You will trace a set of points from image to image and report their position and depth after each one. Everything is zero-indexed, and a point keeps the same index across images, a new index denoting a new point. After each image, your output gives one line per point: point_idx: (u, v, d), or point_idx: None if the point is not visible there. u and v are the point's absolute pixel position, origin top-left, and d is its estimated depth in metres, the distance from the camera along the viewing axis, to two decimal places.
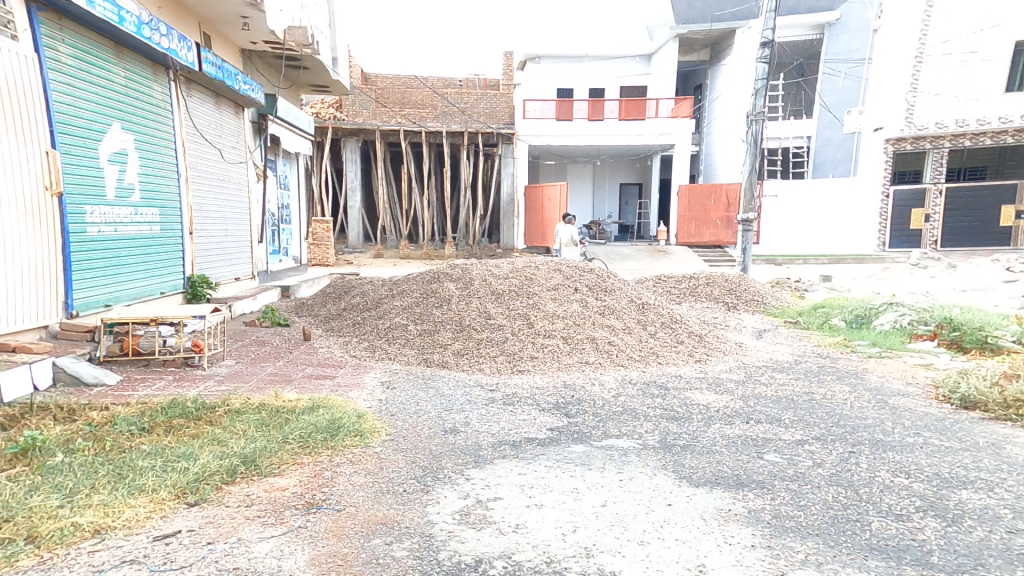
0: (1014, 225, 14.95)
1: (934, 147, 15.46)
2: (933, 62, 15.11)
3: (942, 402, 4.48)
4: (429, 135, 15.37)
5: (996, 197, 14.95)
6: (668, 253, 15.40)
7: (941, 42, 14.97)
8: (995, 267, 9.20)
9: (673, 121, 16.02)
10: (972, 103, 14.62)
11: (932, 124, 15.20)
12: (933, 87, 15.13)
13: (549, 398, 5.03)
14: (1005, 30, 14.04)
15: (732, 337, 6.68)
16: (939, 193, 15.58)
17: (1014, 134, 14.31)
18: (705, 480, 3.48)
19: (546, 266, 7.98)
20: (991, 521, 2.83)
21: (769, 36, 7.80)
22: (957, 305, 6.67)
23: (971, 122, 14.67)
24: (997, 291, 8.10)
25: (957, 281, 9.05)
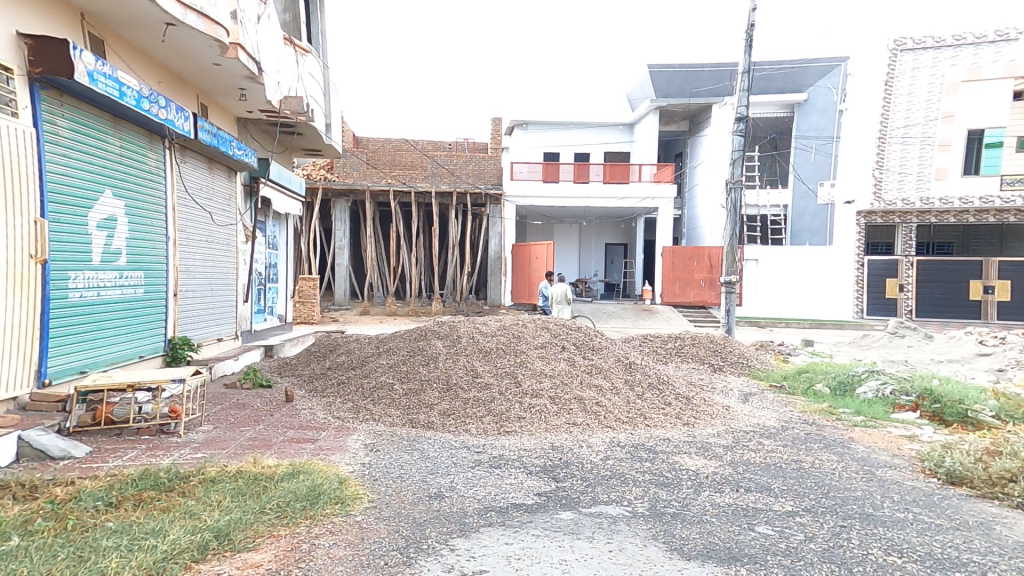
0: (983, 299, 15.91)
1: (904, 222, 16.48)
2: (895, 144, 16.41)
3: (928, 476, 4.52)
4: (418, 195, 15.73)
5: (964, 272, 15.98)
6: (653, 312, 15.65)
7: (901, 126, 16.25)
8: (970, 341, 9.57)
9: (656, 186, 16.68)
10: (933, 183, 15.99)
11: (899, 201, 16.25)
12: (898, 167, 16.37)
13: (537, 461, 4.93)
14: (960, 120, 15.59)
15: (719, 400, 6.68)
16: (911, 264, 16.43)
17: (975, 214, 15.73)
18: (697, 553, 3.40)
19: (534, 324, 8.00)
20: None
21: (743, 113, 8.18)
22: (937, 376, 6.83)
23: (935, 201, 16.00)
24: (974, 363, 8.40)
25: (933, 352, 9.36)
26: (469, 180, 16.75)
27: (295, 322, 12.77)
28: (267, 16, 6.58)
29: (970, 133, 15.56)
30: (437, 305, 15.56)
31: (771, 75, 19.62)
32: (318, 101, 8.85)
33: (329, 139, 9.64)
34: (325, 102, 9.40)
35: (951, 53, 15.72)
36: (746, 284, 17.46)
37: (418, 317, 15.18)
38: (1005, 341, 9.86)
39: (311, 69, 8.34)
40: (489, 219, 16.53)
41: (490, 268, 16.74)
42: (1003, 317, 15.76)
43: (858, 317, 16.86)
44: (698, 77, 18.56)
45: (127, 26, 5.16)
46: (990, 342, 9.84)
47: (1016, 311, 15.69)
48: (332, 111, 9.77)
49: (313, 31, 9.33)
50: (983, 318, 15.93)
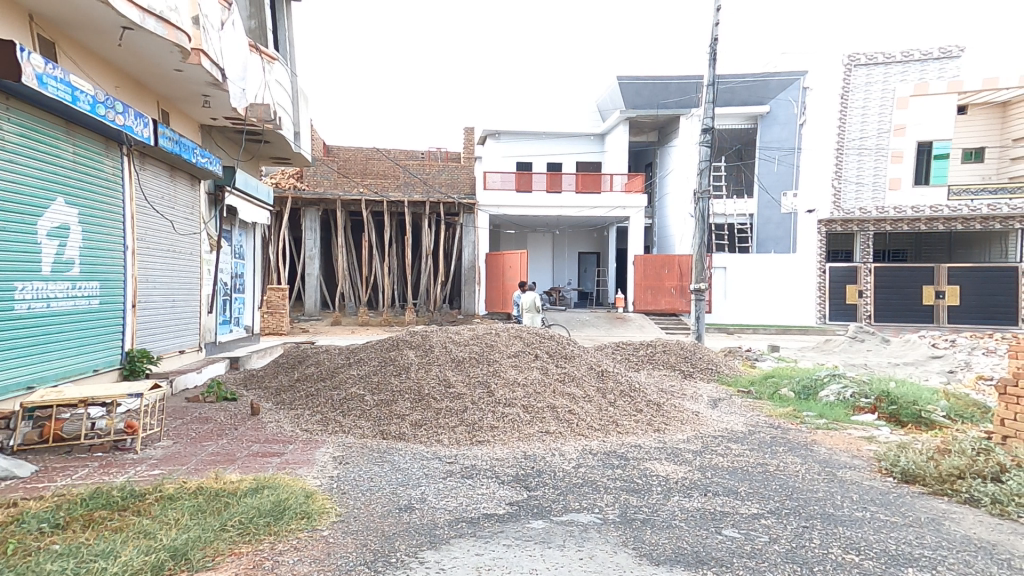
0: (935, 304, 16.49)
1: (861, 230, 17.21)
2: (851, 156, 17.04)
3: (884, 476, 4.66)
4: (391, 204, 15.66)
5: (917, 278, 16.62)
6: (626, 320, 15.83)
7: (857, 138, 16.92)
8: (924, 344, 10.00)
9: (627, 196, 16.97)
10: (888, 193, 16.74)
11: (857, 210, 16.98)
12: (855, 178, 17.02)
13: (509, 470, 4.91)
14: (911, 133, 16.36)
15: (689, 406, 6.75)
16: (869, 271, 17.05)
17: (925, 222, 16.55)
18: (665, 557, 3.45)
19: (507, 333, 7.97)
20: None
21: (709, 124, 8.36)
22: (893, 378, 7.00)
23: (890, 211, 16.70)
24: (926, 365, 8.76)
25: (889, 356, 9.67)
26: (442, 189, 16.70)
27: (263, 333, 12.54)
28: (231, 22, 6.50)
29: (920, 146, 16.38)
30: (411, 315, 15.34)
31: (734, 88, 19.40)
32: (285, 109, 8.75)
33: (297, 148, 9.53)
34: (293, 110, 9.29)
35: (900, 69, 16.54)
36: (715, 292, 17.77)
37: (392, 327, 14.92)
38: (955, 343, 10.33)
39: (277, 77, 8.26)
40: (462, 229, 16.47)
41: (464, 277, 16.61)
42: (953, 321, 16.41)
43: (821, 323, 17.37)
44: (666, 89, 18.70)
45: (79, 29, 5.03)
46: (940, 346, 10.28)
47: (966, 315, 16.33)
48: (300, 120, 9.66)
49: (279, 39, 9.26)
50: (935, 323, 16.56)
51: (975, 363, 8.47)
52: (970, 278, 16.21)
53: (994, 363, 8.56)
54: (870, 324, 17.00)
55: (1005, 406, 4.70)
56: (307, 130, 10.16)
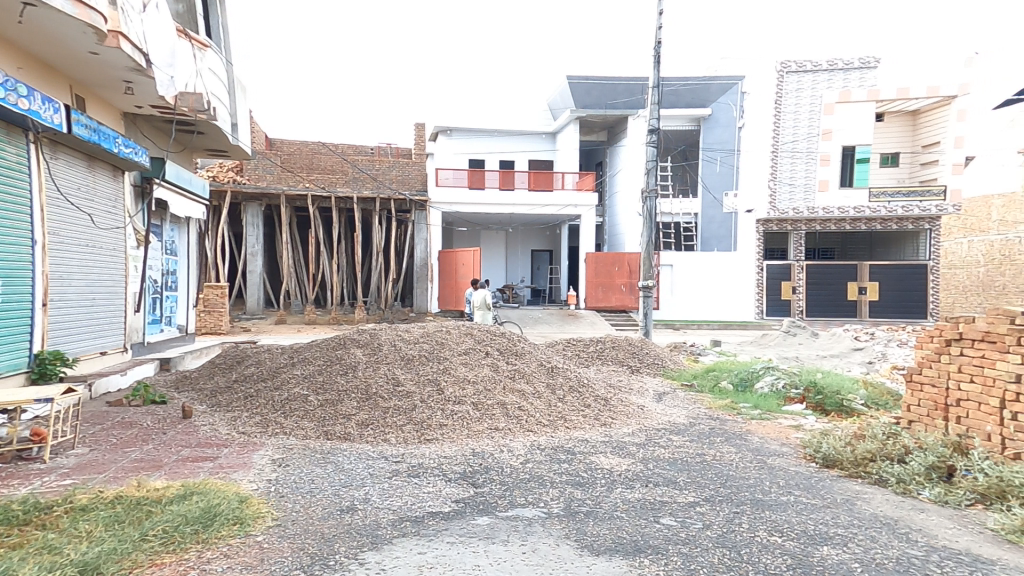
0: (857, 300, 17.69)
1: (794, 229, 17.97)
2: (785, 158, 17.82)
3: (808, 461, 4.95)
4: (339, 200, 15.38)
5: (842, 275, 17.73)
6: (577, 316, 16.11)
7: (789, 142, 17.75)
8: (848, 337, 10.69)
9: (578, 193, 17.23)
10: (817, 194, 17.64)
11: (791, 210, 17.72)
12: (789, 180, 17.82)
13: (456, 468, 4.89)
14: (837, 137, 17.40)
15: (635, 400, 6.93)
16: (801, 268, 17.95)
17: (850, 222, 17.58)
18: (605, 547, 3.53)
19: (458, 330, 7.95)
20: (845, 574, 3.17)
21: (655, 125, 8.58)
22: (820, 369, 7.40)
23: (819, 210, 17.52)
24: (849, 356, 9.36)
25: (818, 348, 10.26)
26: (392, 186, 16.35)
27: (200, 333, 12.10)
28: (155, 5, 6.17)
29: (845, 149, 17.48)
30: (360, 313, 15.06)
31: (678, 91, 19.77)
32: (220, 98, 8.39)
33: (235, 139, 9.17)
34: (229, 100, 8.92)
35: (826, 76, 17.60)
36: (663, 289, 18.20)
37: (338, 326, 14.60)
38: (874, 336, 11.10)
39: (209, 64, 7.88)
40: (415, 226, 16.42)
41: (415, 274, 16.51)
42: (874, 315, 17.66)
43: (759, 318, 18.18)
44: (614, 90, 19.01)
45: None
46: (862, 338, 11.03)
47: (886, 309, 17.57)
48: (238, 110, 9.29)
49: (211, 26, 8.87)
50: (858, 317, 17.72)
51: (891, 354, 9.12)
52: (888, 275, 17.56)
53: (906, 354, 9.29)
54: (802, 318, 17.95)
55: (912, 393, 5.22)
56: (245, 121, 9.77)
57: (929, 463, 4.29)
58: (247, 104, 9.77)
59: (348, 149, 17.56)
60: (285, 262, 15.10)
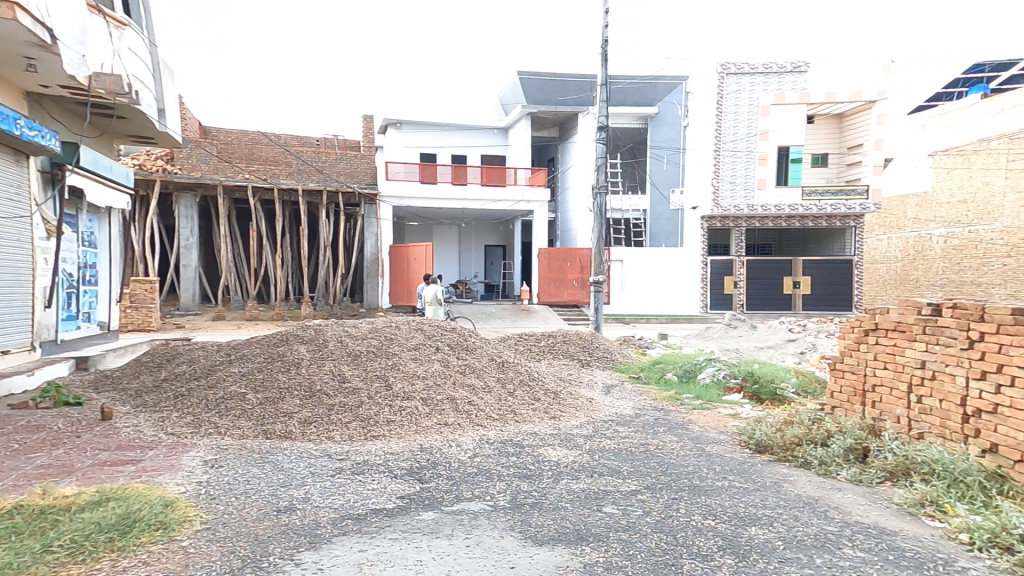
0: (792, 293, 18.54)
1: (736, 226, 18.80)
2: (726, 157, 18.64)
3: (742, 447, 5.24)
4: (282, 192, 14.92)
5: (779, 270, 18.53)
6: (531, 311, 16.22)
7: (729, 141, 18.60)
8: (782, 328, 11.24)
9: (530, 189, 17.32)
10: (756, 193, 18.47)
11: (733, 207, 18.45)
12: (730, 179, 18.57)
13: (403, 464, 4.81)
14: (773, 137, 18.36)
15: (584, 393, 7.02)
16: (743, 264, 18.69)
17: (786, 219, 18.57)
18: (548, 537, 3.56)
19: (407, 326, 7.85)
20: (769, 552, 3.35)
21: (604, 122, 8.72)
22: (757, 360, 7.69)
23: (758, 208, 18.40)
24: (783, 347, 9.82)
25: (756, 340, 10.71)
26: (339, 179, 16.01)
27: (126, 329, 11.55)
28: None
29: (780, 149, 18.46)
30: (306, 309, 14.57)
31: (625, 89, 20.22)
32: (144, 83, 7.96)
33: (161, 126, 8.73)
34: (155, 85, 8.44)
35: (763, 80, 18.41)
36: (613, 284, 18.60)
37: (284, 322, 14.09)
38: (807, 328, 11.70)
39: (130, 48, 7.42)
40: (364, 220, 16.02)
41: (365, 269, 16.20)
42: (807, 307, 18.55)
43: (703, 312, 18.83)
44: (564, 86, 19.22)
45: None
46: (796, 329, 11.61)
47: (819, 302, 18.52)
48: (166, 96, 8.82)
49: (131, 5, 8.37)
50: (793, 310, 18.55)
51: (821, 345, 9.64)
52: (819, 269, 18.48)
53: (835, 344, 9.83)
54: (743, 311, 18.70)
55: (835, 379, 5.82)
56: (174, 107, 9.30)
57: (847, 446, 4.69)
58: (176, 89, 9.30)
59: (291, 140, 16.97)
60: (223, 256, 14.50)
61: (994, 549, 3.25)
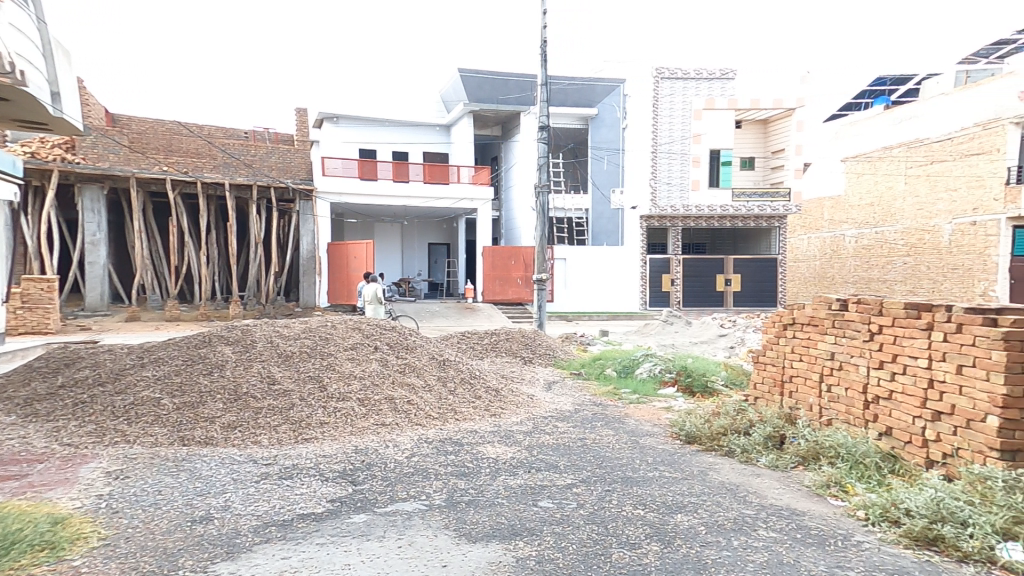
0: (724, 290, 19.42)
1: (672, 225, 19.54)
2: (662, 159, 19.31)
3: (674, 439, 5.43)
4: (206, 186, 14.23)
5: (712, 268, 19.37)
6: (475, 310, 16.18)
7: (665, 143, 19.28)
8: (714, 324, 11.80)
9: (473, 187, 17.35)
10: (690, 193, 19.32)
11: (670, 207, 19.25)
12: (666, 180, 19.30)
13: (336, 467, 4.59)
14: (705, 141, 19.18)
15: (526, 390, 7.05)
16: (679, 262, 19.42)
17: (718, 218, 19.46)
18: (482, 534, 3.51)
19: (344, 325, 7.63)
20: (694, 538, 3.45)
21: (545, 122, 8.84)
22: (691, 355, 7.98)
23: (693, 207, 19.28)
24: (715, 342, 10.30)
25: (690, 335, 11.17)
26: (271, 174, 15.09)
27: (18, 333, 10.66)
28: None
29: (712, 152, 19.29)
30: (234, 308, 13.85)
31: (566, 90, 20.25)
32: (38, 63, 6.89)
33: (57, 112, 7.50)
34: (49, 65, 7.32)
35: (693, 86, 19.25)
36: (556, 282, 18.97)
37: (208, 323, 13.30)
38: (736, 323, 12.33)
39: (20, 21, 6.27)
40: (300, 217, 15.48)
41: (302, 267, 15.66)
42: (737, 304, 19.46)
43: (643, 308, 19.50)
44: (505, 85, 19.26)
45: None
46: (726, 325, 12.21)
47: (749, 298, 19.48)
48: (63, 79, 7.69)
49: None
50: (725, 306, 19.42)
51: (749, 339, 10.19)
52: (749, 268, 19.47)
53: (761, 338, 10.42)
54: (679, 308, 19.47)
55: (758, 371, 6.16)
56: (72, 91, 8.10)
57: (766, 434, 4.95)
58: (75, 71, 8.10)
59: (214, 132, 16.22)
60: (138, 252, 13.68)
61: (884, 523, 3.53)
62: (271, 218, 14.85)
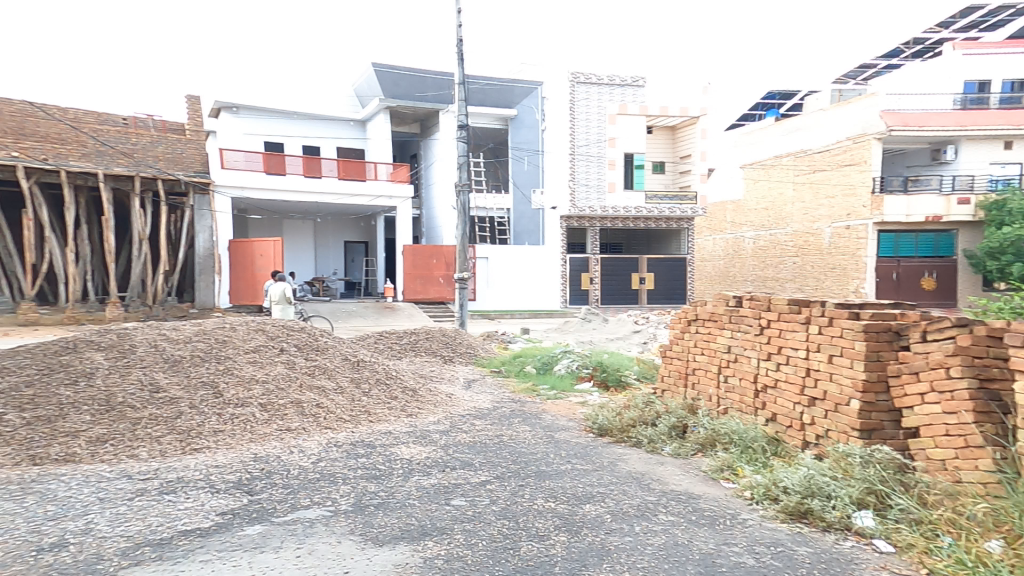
0: (639, 289, 20.61)
1: (591, 225, 20.28)
2: (581, 161, 19.97)
3: (587, 433, 5.58)
4: (74, 175, 12.60)
5: (627, 267, 20.53)
6: (395, 308, 15.93)
7: (584, 145, 19.90)
8: (629, 321, 12.38)
9: (392, 184, 17.21)
10: (607, 195, 20.23)
11: (588, 207, 19.96)
12: (585, 182, 20.08)
13: (229, 477, 4.24)
14: (620, 144, 20.11)
15: (444, 389, 6.98)
16: (597, 261, 20.36)
17: (627, 220, 20.40)
18: (390, 537, 3.39)
19: (247, 327, 7.18)
20: (599, 526, 3.55)
21: (463, 121, 8.81)
22: (607, 351, 8.27)
23: (610, 209, 20.07)
24: (630, 338, 10.78)
25: (606, 331, 11.63)
26: (156, 165, 14.12)
27: None
28: None
29: (626, 155, 20.35)
30: (112, 311, 12.64)
31: (484, 90, 19.50)
32: None
33: None
34: None
35: (608, 91, 20.13)
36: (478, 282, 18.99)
37: (80, 329, 11.85)
38: (649, 320, 13.00)
39: None
40: (194, 212, 14.42)
41: (198, 266, 14.61)
42: (650, 301, 20.70)
43: (564, 306, 20.15)
44: (423, 82, 19.04)
45: None
46: (640, 321, 12.84)
47: (661, 296, 20.79)
48: None
49: None
50: (639, 304, 20.59)
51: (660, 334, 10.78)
52: (661, 267, 20.77)
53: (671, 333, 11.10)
54: (598, 306, 20.38)
55: (665, 365, 6.52)
56: None
57: (670, 424, 5.22)
58: None
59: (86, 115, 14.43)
60: None
61: (766, 501, 3.83)
62: (159, 213, 13.74)
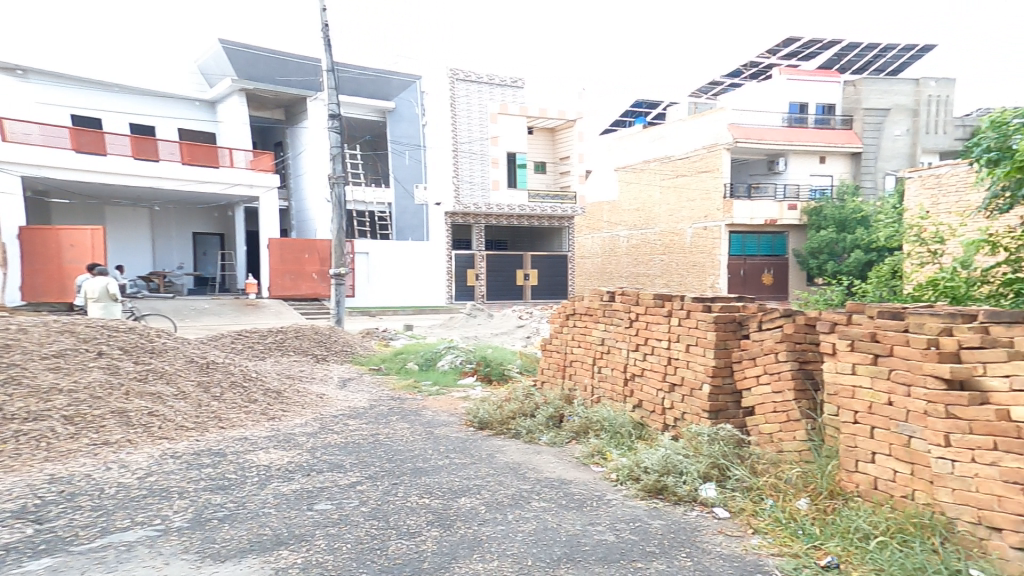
0: (524, 284, 21.31)
1: (475, 223, 20.53)
2: (464, 158, 20.06)
3: (468, 426, 5.50)
4: None
5: (512, 263, 21.16)
6: (259, 306, 14.80)
7: (466, 142, 20.01)
8: (513, 316, 12.65)
9: (252, 172, 15.81)
10: (491, 192, 20.58)
11: (473, 205, 20.21)
12: (468, 179, 20.24)
13: (10, 505, 3.44)
14: (502, 143, 20.59)
15: (315, 389, 6.50)
16: (483, 257, 20.72)
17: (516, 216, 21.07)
18: (235, 552, 2.98)
19: (52, 329, 6.13)
20: (472, 517, 3.46)
21: (335, 110, 8.39)
22: (491, 346, 8.31)
23: (495, 206, 20.53)
24: (514, 332, 11.03)
25: (490, 326, 11.76)
26: None
27: None
28: None
29: (509, 154, 20.82)
30: None
31: (358, 79, 18.73)
32: None
33: None
34: None
35: (488, 90, 20.51)
36: (358, 276, 18.24)
37: None
38: (531, 314, 13.41)
39: None
40: None
41: None
42: (535, 296, 21.56)
43: (449, 302, 20.14)
44: (284, 66, 17.72)
45: None
46: (524, 316, 13.21)
47: (546, 292, 21.76)
48: None
49: None
50: (524, 299, 21.35)
51: (542, 329, 11.18)
52: (544, 264, 21.71)
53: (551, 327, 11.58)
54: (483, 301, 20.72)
55: (546, 357, 6.68)
56: None
57: (548, 414, 5.34)
58: None
59: None
60: None
61: (629, 480, 4.03)
62: None
